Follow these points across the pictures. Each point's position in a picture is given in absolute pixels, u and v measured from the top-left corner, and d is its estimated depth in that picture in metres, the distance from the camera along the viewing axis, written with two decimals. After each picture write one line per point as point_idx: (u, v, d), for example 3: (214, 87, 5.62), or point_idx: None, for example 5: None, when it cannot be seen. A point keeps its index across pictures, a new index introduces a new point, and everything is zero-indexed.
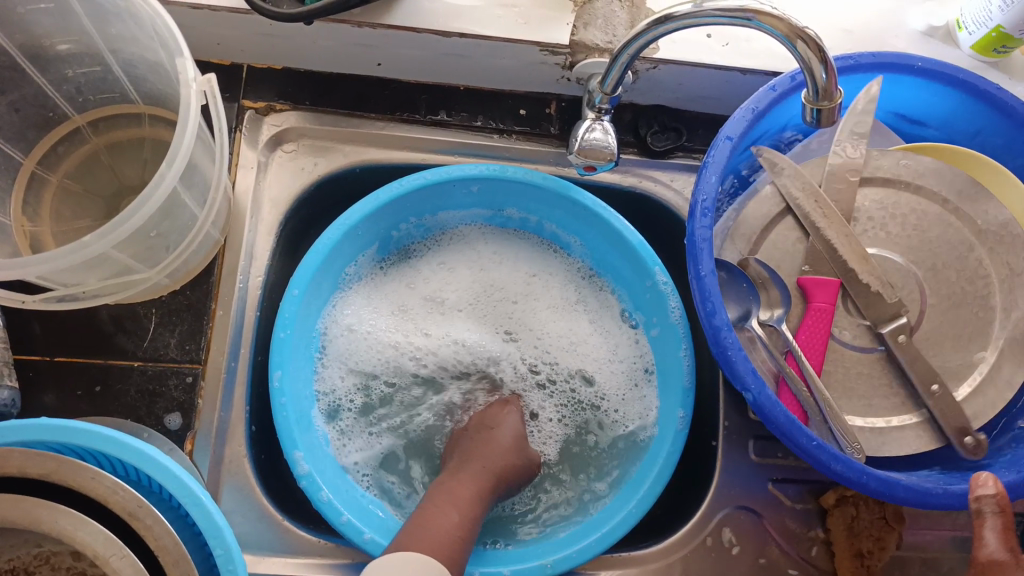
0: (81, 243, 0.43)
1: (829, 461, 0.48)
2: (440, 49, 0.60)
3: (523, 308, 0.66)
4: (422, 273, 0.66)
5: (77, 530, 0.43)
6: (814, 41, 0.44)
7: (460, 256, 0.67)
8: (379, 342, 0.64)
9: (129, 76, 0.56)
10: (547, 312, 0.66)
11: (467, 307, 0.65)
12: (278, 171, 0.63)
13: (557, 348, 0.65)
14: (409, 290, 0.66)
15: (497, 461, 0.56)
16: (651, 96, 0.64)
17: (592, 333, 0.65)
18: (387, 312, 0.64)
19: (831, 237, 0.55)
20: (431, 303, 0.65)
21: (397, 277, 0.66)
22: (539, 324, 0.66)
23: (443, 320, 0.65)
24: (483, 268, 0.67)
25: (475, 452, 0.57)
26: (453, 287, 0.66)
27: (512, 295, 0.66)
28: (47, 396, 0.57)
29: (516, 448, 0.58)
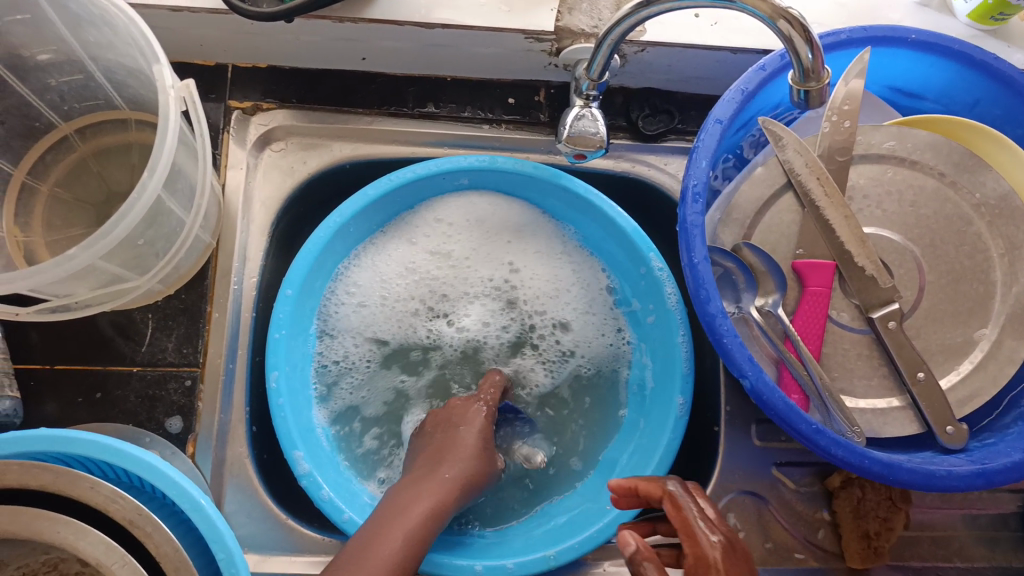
0: (66, 256, 0.43)
1: (830, 447, 0.48)
2: (423, 41, 0.59)
3: (523, 264, 0.65)
4: (424, 231, 0.65)
5: (79, 540, 0.43)
6: (798, 21, 0.43)
7: (462, 212, 0.65)
8: (380, 303, 0.63)
9: (112, 82, 0.55)
10: (546, 269, 0.65)
11: (469, 265, 0.65)
12: (267, 171, 0.63)
13: (554, 306, 0.65)
14: (410, 250, 0.64)
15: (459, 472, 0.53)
16: (642, 79, 0.63)
17: (586, 291, 0.65)
18: (388, 276, 0.64)
19: (829, 216, 0.54)
20: (433, 262, 0.64)
21: (398, 239, 0.64)
22: (538, 281, 0.65)
23: (443, 278, 0.64)
24: (480, 238, 0.65)
25: (437, 462, 0.54)
26: (456, 244, 0.65)
27: (513, 251, 0.65)
28: (49, 405, 0.58)
29: (483, 450, 0.56)
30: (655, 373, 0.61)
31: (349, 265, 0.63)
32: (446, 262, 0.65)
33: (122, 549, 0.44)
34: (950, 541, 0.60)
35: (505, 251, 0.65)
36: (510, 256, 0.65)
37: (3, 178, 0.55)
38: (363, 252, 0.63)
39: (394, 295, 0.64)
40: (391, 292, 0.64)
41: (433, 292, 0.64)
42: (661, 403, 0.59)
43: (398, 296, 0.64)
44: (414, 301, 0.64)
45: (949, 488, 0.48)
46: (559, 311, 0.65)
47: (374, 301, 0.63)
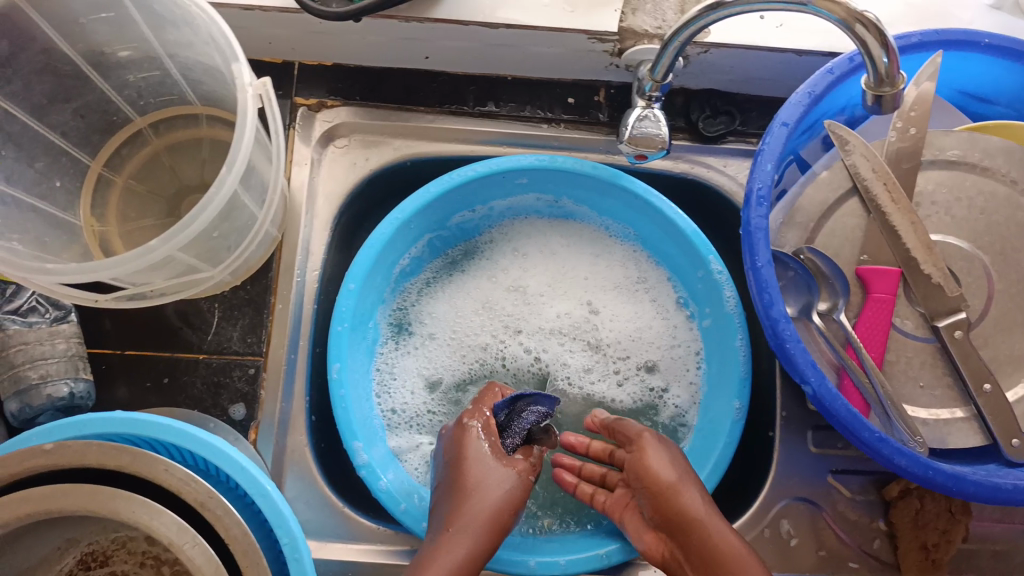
0: (147, 248, 0.45)
1: (893, 456, 0.47)
2: (486, 41, 0.59)
3: (597, 300, 0.66)
4: (499, 264, 0.67)
5: (153, 520, 0.45)
6: (874, 24, 0.43)
7: (534, 245, 0.68)
8: (455, 336, 0.65)
9: (187, 79, 0.57)
10: (620, 304, 0.66)
11: (543, 300, 0.66)
12: (329, 168, 0.64)
13: (630, 340, 0.65)
14: (487, 284, 0.67)
15: (480, 518, 0.50)
16: (703, 79, 0.63)
17: (662, 324, 0.65)
18: (462, 310, 0.66)
19: (895, 222, 0.53)
20: (507, 292, 0.66)
21: (473, 272, 0.67)
22: (611, 315, 0.65)
23: (519, 314, 0.66)
24: (545, 254, 0.67)
25: (455, 508, 0.51)
26: (530, 274, 0.67)
27: (583, 277, 0.66)
28: (119, 390, 0.60)
29: (492, 483, 0.52)
30: (712, 385, 0.61)
31: (418, 288, 0.67)
32: (521, 297, 0.66)
33: (199, 530, 0.46)
34: (1011, 557, 0.59)
35: (571, 270, 0.67)
36: (585, 292, 0.66)
37: (81, 169, 0.57)
38: (437, 280, 0.67)
39: (471, 330, 0.65)
40: (468, 326, 0.65)
41: (509, 329, 0.66)
42: (717, 406, 0.59)
43: (475, 331, 0.65)
44: (484, 323, 0.66)
45: (1016, 502, 0.47)
46: (634, 346, 0.65)
47: (449, 333, 0.65)
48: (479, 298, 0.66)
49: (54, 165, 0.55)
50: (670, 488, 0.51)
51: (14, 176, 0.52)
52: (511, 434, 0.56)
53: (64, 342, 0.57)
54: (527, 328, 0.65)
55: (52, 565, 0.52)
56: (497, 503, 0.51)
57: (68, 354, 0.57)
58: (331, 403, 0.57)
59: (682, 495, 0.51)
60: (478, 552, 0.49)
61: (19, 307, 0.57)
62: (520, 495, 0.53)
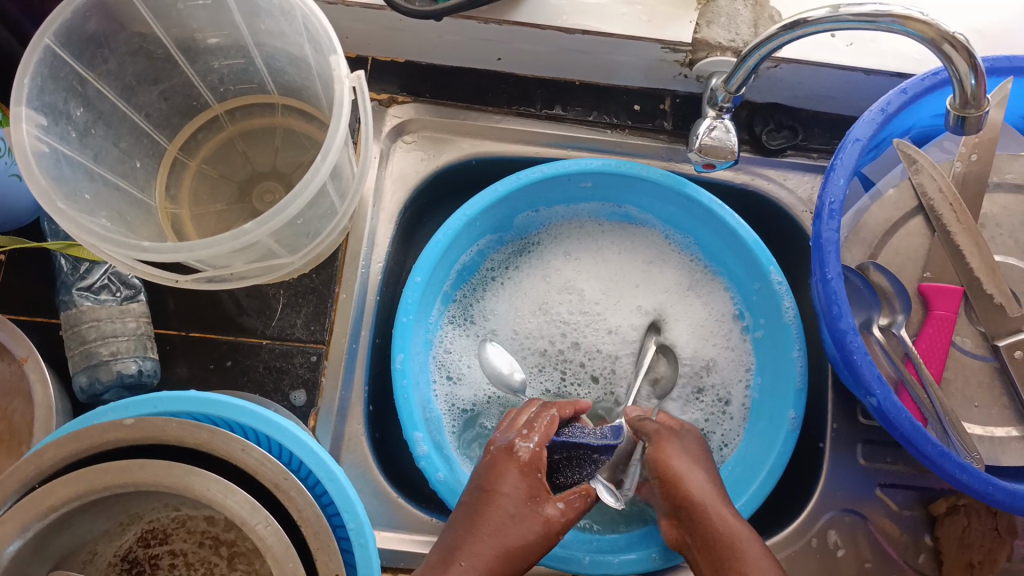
0: (242, 229, 0.46)
1: (955, 471, 0.48)
2: (561, 45, 0.60)
3: (651, 306, 0.66)
4: (554, 266, 0.67)
5: (227, 498, 0.43)
6: (964, 45, 0.44)
7: (587, 248, 0.68)
8: (514, 333, 0.66)
9: (270, 68, 0.58)
10: (672, 310, 0.66)
11: (597, 307, 0.66)
12: (398, 162, 0.66)
13: (684, 327, 0.65)
14: (543, 287, 0.67)
15: (490, 550, 0.42)
16: (768, 93, 0.64)
17: (717, 330, 0.65)
18: (515, 302, 0.66)
19: (960, 242, 0.54)
20: (562, 292, 0.66)
21: (523, 273, 0.67)
22: (665, 321, 0.65)
23: (572, 320, 0.66)
24: (603, 256, 0.67)
25: (468, 535, 0.43)
26: (586, 276, 0.67)
27: (639, 281, 0.67)
28: (180, 369, 0.60)
29: (514, 524, 0.43)
30: (765, 393, 0.62)
31: (478, 280, 0.67)
32: (576, 302, 0.66)
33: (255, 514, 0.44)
34: None
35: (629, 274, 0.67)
36: (638, 299, 0.66)
37: (158, 151, 0.58)
38: (497, 275, 0.68)
39: (527, 332, 0.66)
40: (525, 329, 0.66)
41: (565, 333, 0.66)
42: (771, 415, 0.60)
43: (533, 333, 0.66)
44: (536, 321, 0.66)
45: None
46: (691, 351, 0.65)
47: (508, 328, 0.66)
48: (538, 297, 0.66)
49: (137, 146, 0.56)
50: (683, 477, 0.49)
51: (101, 154, 0.53)
52: (564, 478, 0.51)
53: (134, 320, 0.58)
54: (582, 334, 0.66)
55: (113, 539, 0.49)
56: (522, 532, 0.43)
57: (138, 333, 0.58)
58: (394, 392, 0.58)
59: (692, 484, 0.48)
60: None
61: (92, 284, 0.58)
62: (542, 546, 0.44)
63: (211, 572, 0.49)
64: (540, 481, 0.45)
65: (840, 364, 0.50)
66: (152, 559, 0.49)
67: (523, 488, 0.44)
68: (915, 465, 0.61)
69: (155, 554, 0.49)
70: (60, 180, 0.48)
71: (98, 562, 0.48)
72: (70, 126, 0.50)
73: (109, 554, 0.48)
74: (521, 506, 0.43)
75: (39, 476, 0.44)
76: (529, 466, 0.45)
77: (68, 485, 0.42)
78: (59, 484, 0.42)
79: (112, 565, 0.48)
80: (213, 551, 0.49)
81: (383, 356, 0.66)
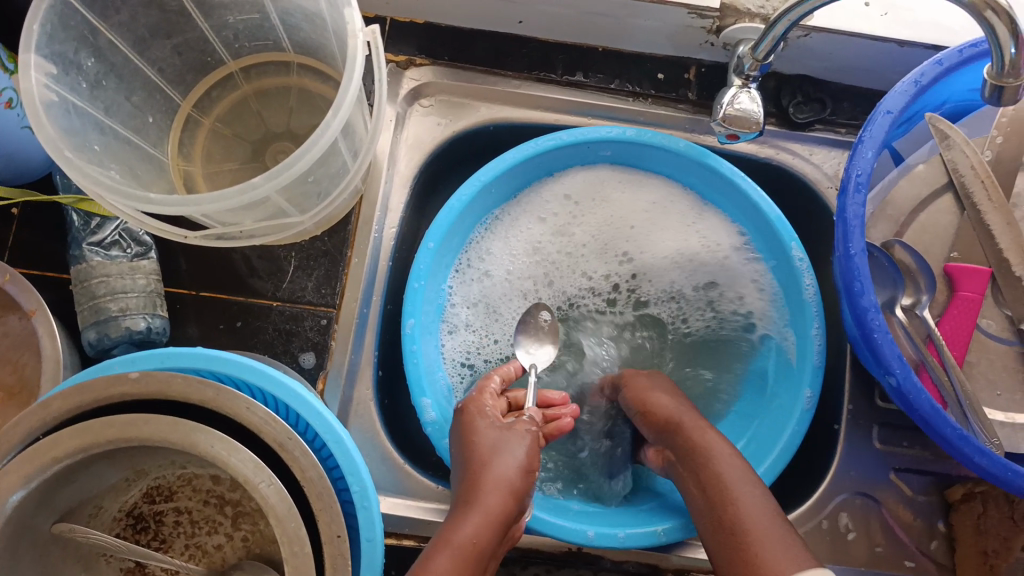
0: (252, 184, 0.45)
1: (974, 455, 0.46)
2: (585, 8, 0.58)
3: (643, 243, 0.65)
4: (550, 210, 0.65)
5: (230, 456, 0.43)
6: (1006, 13, 0.41)
7: (583, 191, 0.65)
8: (514, 286, 0.65)
9: (286, 24, 0.56)
10: (666, 249, 0.65)
11: (591, 253, 0.66)
12: (414, 126, 0.64)
13: (686, 279, 0.66)
14: (538, 231, 0.65)
15: (490, 479, 0.45)
16: (797, 64, 0.62)
17: (713, 264, 0.64)
18: (515, 252, 0.65)
19: (991, 222, 0.52)
20: (560, 244, 0.65)
21: (521, 221, 0.65)
22: (663, 258, 0.65)
23: (564, 267, 0.66)
24: (608, 201, 0.65)
25: (467, 483, 0.46)
26: (586, 225, 0.65)
27: (641, 229, 0.65)
28: (191, 329, 0.60)
29: (495, 447, 0.47)
30: (782, 367, 0.61)
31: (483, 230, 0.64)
32: (570, 244, 0.65)
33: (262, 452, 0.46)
34: None
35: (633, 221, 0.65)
36: (630, 236, 0.65)
37: (172, 108, 0.58)
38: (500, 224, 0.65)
39: (525, 272, 0.65)
40: (521, 278, 0.65)
41: (560, 276, 0.66)
42: (785, 396, 0.59)
43: (529, 280, 0.65)
44: (537, 276, 0.66)
45: None
46: (687, 296, 0.66)
47: (510, 280, 0.65)
48: (543, 246, 0.65)
49: (149, 101, 0.56)
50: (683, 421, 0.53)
51: (112, 107, 0.52)
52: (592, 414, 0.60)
53: (144, 278, 0.58)
54: (572, 275, 0.66)
55: (119, 494, 0.49)
56: (504, 511, 0.44)
57: (147, 290, 0.58)
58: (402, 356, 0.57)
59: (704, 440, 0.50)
60: (481, 525, 0.43)
61: (103, 240, 0.57)
62: (530, 459, 0.48)
63: (215, 530, 0.50)
64: (524, 485, 0.46)
65: (860, 342, 0.49)
66: (157, 515, 0.50)
67: (510, 482, 0.45)
68: (932, 450, 0.60)
69: (160, 510, 0.50)
70: (70, 130, 0.47)
71: (103, 516, 0.48)
72: (80, 77, 0.49)
73: (115, 510, 0.49)
74: (499, 431, 0.49)
75: (46, 427, 0.43)
76: (518, 460, 0.47)
77: (73, 437, 0.42)
78: (63, 438, 0.42)
79: (117, 521, 0.49)
80: (217, 510, 0.50)
81: (393, 324, 0.66)
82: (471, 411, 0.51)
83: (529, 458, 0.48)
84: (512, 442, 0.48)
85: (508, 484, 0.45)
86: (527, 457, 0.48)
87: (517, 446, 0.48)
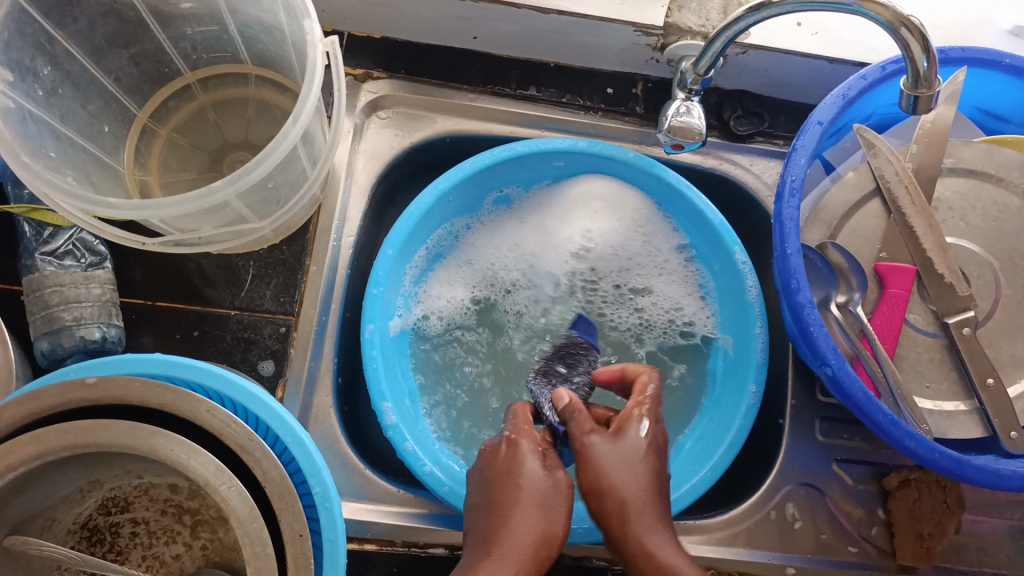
0: (211, 188, 0.46)
1: (904, 439, 0.49)
2: (537, 25, 0.61)
3: (608, 243, 0.67)
4: (488, 222, 0.68)
5: (191, 459, 0.42)
6: (918, 29, 0.46)
7: (521, 200, 0.68)
8: (462, 294, 0.67)
9: (244, 37, 0.57)
10: (604, 239, 0.67)
11: (534, 252, 0.67)
12: (371, 138, 0.66)
13: (625, 262, 0.67)
14: (481, 241, 0.67)
15: (528, 531, 0.42)
16: (736, 80, 0.66)
17: (650, 265, 0.67)
18: (462, 265, 0.67)
19: (914, 224, 0.57)
20: (503, 252, 0.67)
21: (494, 225, 0.68)
22: (599, 250, 0.67)
23: (518, 263, 0.67)
24: (542, 205, 0.67)
25: (497, 529, 0.43)
26: (524, 232, 0.68)
27: (575, 226, 0.67)
28: (146, 339, 0.60)
29: (540, 498, 0.44)
30: (730, 364, 0.63)
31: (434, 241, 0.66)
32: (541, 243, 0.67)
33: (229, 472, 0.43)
34: (998, 552, 0.61)
35: (567, 222, 0.67)
36: (600, 237, 0.67)
37: (129, 118, 0.58)
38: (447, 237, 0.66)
39: (472, 277, 0.67)
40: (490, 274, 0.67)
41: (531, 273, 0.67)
42: (732, 393, 0.61)
43: (498, 275, 0.67)
44: (484, 283, 0.67)
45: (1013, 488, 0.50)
46: (628, 277, 0.67)
47: (457, 290, 0.67)
48: (485, 253, 0.67)
49: (105, 110, 0.56)
50: (631, 508, 0.44)
51: (68, 116, 0.52)
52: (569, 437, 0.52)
53: (99, 287, 0.57)
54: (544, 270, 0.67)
55: (72, 506, 0.48)
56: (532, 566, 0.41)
57: (102, 299, 0.57)
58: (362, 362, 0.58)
59: (643, 521, 0.44)
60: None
61: (56, 249, 0.57)
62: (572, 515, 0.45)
63: (173, 540, 0.49)
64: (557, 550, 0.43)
65: (797, 337, 0.52)
66: (113, 527, 0.49)
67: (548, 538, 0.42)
68: (871, 442, 0.63)
69: (116, 521, 0.49)
70: (26, 137, 0.47)
71: (57, 529, 0.47)
72: (36, 85, 0.50)
73: (69, 522, 0.48)
74: (543, 477, 0.45)
75: None
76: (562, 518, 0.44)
77: (29, 444, 0.41)
78: (19, 445, 0.41)
79: (71, 533, 0.48)
80: (176, 520, 0.49)
81: (352, 331, 0.66)
82: (519, 449, 0.47)
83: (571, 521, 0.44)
84: (558, 494, 0.44)
85: (541, 533, 0.42)
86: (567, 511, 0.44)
87: (564, 509, 0.44)
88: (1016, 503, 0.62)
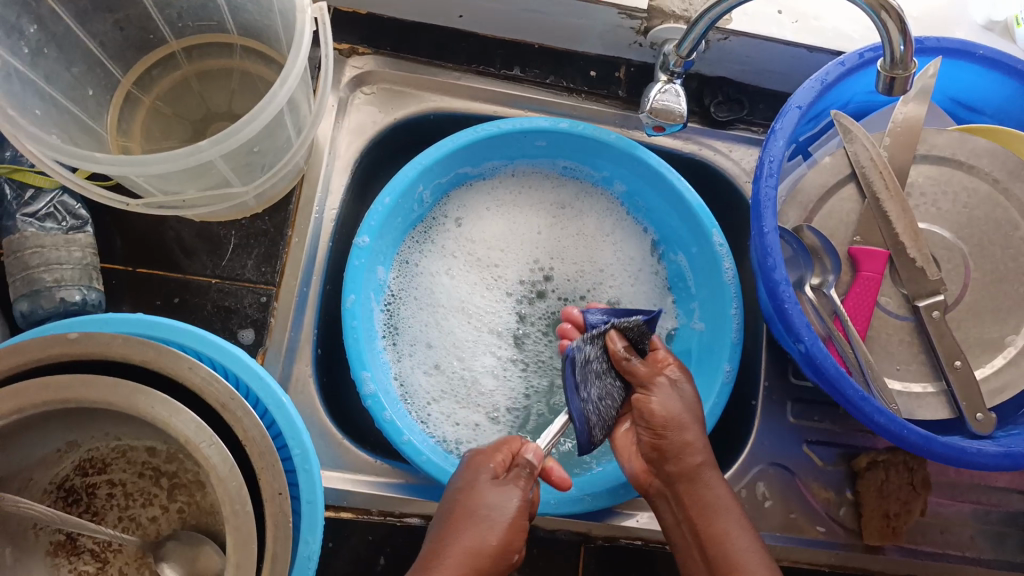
0: (197, 146, 0.46)
1: (873, 414, 0.50)
2: (522, 5, 0.62)
3: (551, 254, 0.69)
4: (454, 237, 0.69)
5: (171, 417, 0.41)
6: (896, 12, 0.47)
7: (484, 208, 0.70)
8: (432, 310, 0.67)
9: (231, 5, 0.57)
10: (563, 245, 0.69)
11: (499, 262, 0.69)
12: (355, 113, 0.66)
13: (586, 264, 0.69)
14: (453, 256, 0.68)
15: (459, 540, 0.45)
16: (718, 67, 0.67)
17: (615, 267, 0.69)
18: (435, 280, 0.67)
19: (889, 210, 0.58)
20: (470, 268, 0.68)
21: (454, 242, 0.69)
22: (558, 258, 0.69)
23: (487, 275, 0.68)
24: (505, 215, 0.70)
25: (444, 527, 0.46)
26: (486, 245, 0.69)
27: (535, 238, 0.70)
28: (126, 306, 0.60)
29: (478, 509, 0.46)
30: (704, 347, 0.64)
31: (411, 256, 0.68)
32: (491, 276, 0.68)
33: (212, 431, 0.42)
34: (962, 532, 0.63)
35: (526, 234, 0.70)
36: (542, 248, 0.69)
37: (112, 84, 0.58)
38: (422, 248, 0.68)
39: (443, 294, 0.67)
40: (467, 329, 0.67)
41: (492, 308, 0.68)
42: (708, 372, 0.62)
43: (471, 323, 0.67)
44: (456, 298, 0.67)
45: (977, 464, 0.51)
46: (590, 279, 0.69)
47: (427, 307, 0.67)
48: (457, 265, 0.68)
49: (88, 74, 0.56)
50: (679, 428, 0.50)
51: (53, 76, 0.53)
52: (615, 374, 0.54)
53: (79, 250, 0.57)
54: (501, 300, 0.68)
55: (50, 467, 0.47)
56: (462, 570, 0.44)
57: (83, 263, 0.57)
58: (343, 332, 0.58)
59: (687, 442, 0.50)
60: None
61: (36, 211, 0.57)
62: (518, 518, 0.47)
63: (150, 502, 0.49)
64: (502, 556, 0.45)
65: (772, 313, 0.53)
66: (90, 488, 0.48)
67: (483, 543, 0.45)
68: (841, 424, 0.64)
69: (93, 483, 0.48)
70: (10, 93, 0.47)
71: (33, 488, 0.47)
72: (22, 43, 0.50)
73: (45, 482, 0.47)
74: (488, 485, 0.48)
75: None
76: (502, 525, 0.46)
77: (7, 399, 0.40)
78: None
79: (47, 493, 0.47)
80: (153, 482, 0.49)
81: (332, 305, 0.67)
82: (476, 465, 0.49)
83: (516, 527, 0.46)
84: (502, 507, 0.46)
85: (473, 547, 0.44)
86: (511, 525, 0.46)
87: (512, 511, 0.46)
88: (981, 486, 0.63)
